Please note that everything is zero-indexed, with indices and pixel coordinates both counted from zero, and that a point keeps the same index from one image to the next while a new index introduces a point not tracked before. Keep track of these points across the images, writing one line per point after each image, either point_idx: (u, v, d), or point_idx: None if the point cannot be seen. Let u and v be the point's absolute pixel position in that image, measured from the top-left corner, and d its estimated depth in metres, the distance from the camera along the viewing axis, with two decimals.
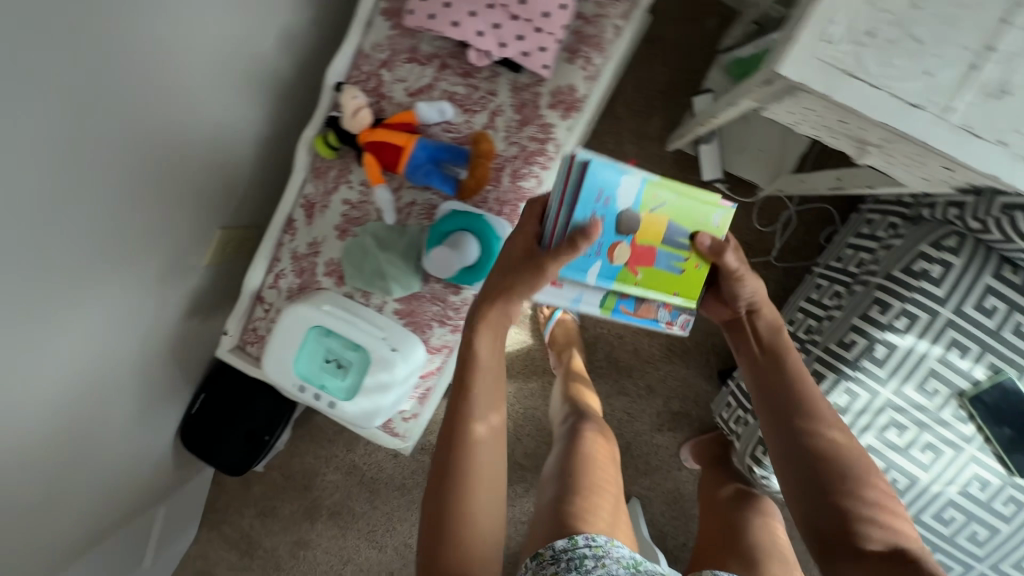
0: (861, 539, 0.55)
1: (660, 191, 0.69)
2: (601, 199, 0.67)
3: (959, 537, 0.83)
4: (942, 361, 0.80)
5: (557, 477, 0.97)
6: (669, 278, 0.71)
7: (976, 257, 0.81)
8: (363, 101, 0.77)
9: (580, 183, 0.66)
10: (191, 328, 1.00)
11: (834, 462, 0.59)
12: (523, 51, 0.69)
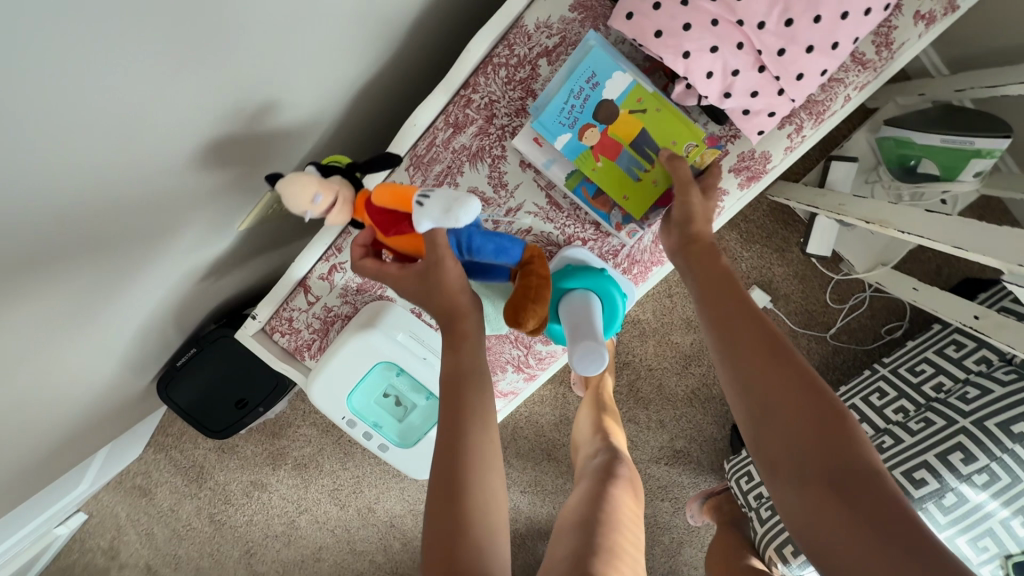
0: (819, 468, 0.42)
1: (647, 100, 0.57)
2: (583, 86, 0.57)
3: None
4: (1006, 525, 0.79)
5: (580, 526, 0.75)
6: (620, 182, 0.60)
7: None
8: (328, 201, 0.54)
9: (576, 65, 0.57)
10: (202, 285, 0.82)
11: (772, 372, 0.47)
12: (746, 110, 0.54)
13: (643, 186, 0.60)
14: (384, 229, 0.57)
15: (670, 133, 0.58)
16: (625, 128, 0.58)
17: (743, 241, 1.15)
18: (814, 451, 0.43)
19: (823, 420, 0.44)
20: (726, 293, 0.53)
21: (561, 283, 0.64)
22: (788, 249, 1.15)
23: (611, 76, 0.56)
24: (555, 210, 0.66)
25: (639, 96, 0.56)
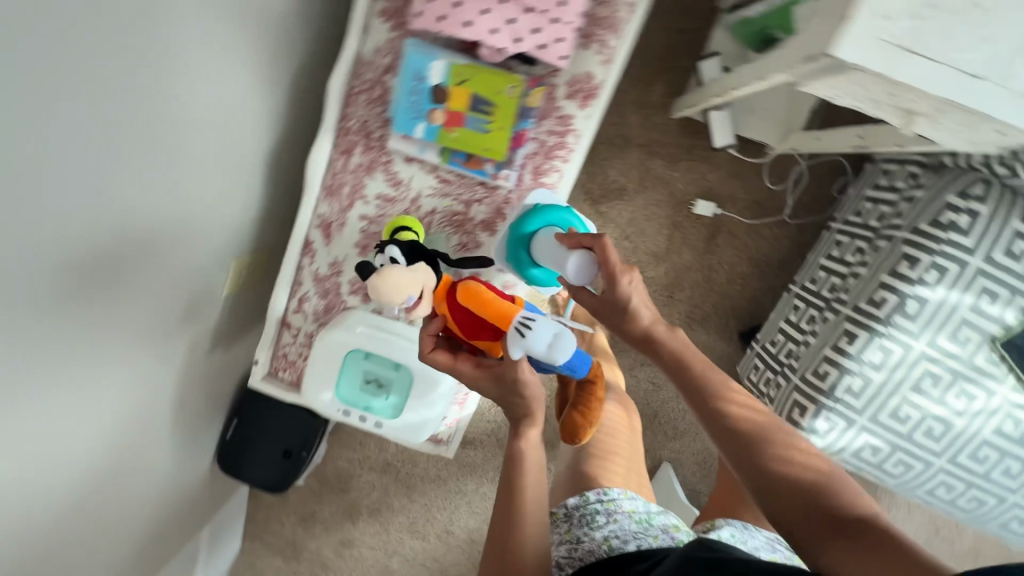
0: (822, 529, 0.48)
1: (463, 71, 0.68)
2: (415, 85, 0.69)
3: (994, 475, 0.87)
4: (974, 310, 0.81)
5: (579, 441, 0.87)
6: (477, 141, 0.71)
7: (1001, 206, 0.81)
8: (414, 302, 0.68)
9: (402, 71, 0.69)
10: (219, 359, 0.98)
11: (769, 470, 0.53)
12: (539, 45, 0.66)
13: (496, 136, 0.71)
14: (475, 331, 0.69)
15: (493, 86, 0.69)
16: (459, 100, 0.69)
17: (668, 163, 1.24)
18: (822, 510, 0.50)
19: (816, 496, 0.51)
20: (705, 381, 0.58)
21: (523, 229, 0.74)
22: (711, 155, 1.23)
23: (430, 66, 0.68)
24: (447, 185, 0.79)
25: (456, 70, 0.68)
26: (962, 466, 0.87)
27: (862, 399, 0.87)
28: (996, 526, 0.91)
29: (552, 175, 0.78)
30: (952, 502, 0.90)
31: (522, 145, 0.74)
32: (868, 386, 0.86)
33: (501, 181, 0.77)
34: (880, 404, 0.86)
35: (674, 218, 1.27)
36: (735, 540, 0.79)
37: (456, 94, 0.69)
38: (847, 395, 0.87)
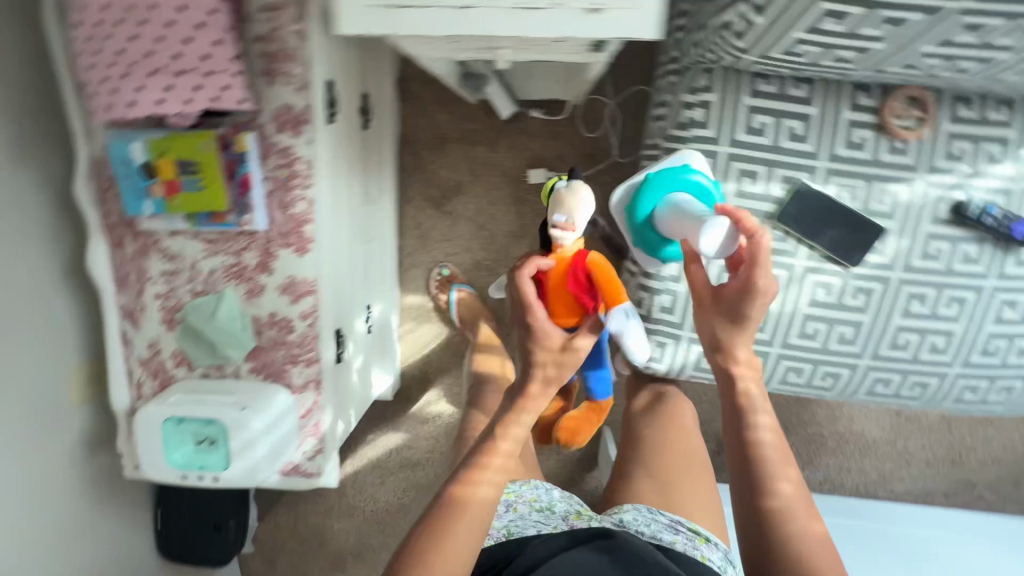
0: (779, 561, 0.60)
1: (158, 144, 0.75)
2: (127, 170, 0.76)
3: (832, 345, 0.85)
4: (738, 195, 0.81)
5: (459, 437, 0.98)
6: (200, 199, 0.77)
7: (728, 85, 0.79)
8: (563, 224, 0.71)
9: (113, 162, 0.76)
10: (109, 461, 1.05)
11: (764, 500, 0.64)
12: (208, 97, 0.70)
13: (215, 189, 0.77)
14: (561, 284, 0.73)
15: (188, 148, 0.75)
16: (166, 170, 0.75)
17: (489, 147, 1.27)
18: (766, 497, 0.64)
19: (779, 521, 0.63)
20: (745, 422, 0.69)
21: (663, 175, 0.76)
22: (525, 126, 1.24)
23: (130, 150, 0.75)
24: (213, 244, 0.84)
25: (152, 145, 0.74)
26: (799, 347, 0.85)
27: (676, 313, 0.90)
28: (867, 394, 0.88)
29: (299, 204, 0.83)
30: (809, 384, 0.88)
31: (252, 188, 0.79)
32: None
33: (251, 226, 0.82)
34: None
35: (516, 195, 1.30)
36: (631, 523, 0.85)
37: (162, 165, 0.75)
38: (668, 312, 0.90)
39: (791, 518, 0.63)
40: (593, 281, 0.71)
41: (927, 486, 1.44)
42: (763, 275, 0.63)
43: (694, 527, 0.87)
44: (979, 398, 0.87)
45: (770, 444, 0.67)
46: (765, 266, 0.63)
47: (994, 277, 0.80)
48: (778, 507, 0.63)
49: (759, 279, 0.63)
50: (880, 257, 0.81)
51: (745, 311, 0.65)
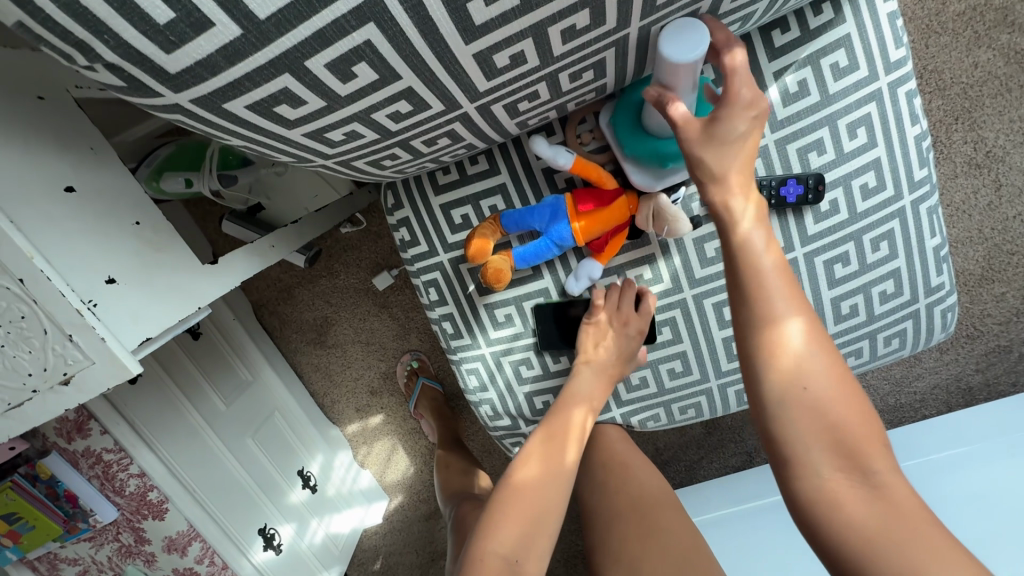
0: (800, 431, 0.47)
1: None
2: None
3: (667, 383, 0.75)
4: (485, 294, 0.73)
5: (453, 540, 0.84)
6: (37, 531, 0.83)
7: (412, 193, 0.71)
8: (660, 224, 0.61)
9: None
10: None
11: (773, 376, 0.49)
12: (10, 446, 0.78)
13: (40, 520, 0.83)
14: (581, 218, 0.62)
15: None
16: None
17: (329, 275, 1.24)
18: (816, 393, 0.48)
19: (801, 390, 0.48)
20: (762, 271, 0.50)
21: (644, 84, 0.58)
22: (346, 242, 1.20)
23: None
24: (93, 540, 0.91)
25: None
26: (635, 399, 0.77)
27: (504, 416, 0.81)
28: (739, 405, 0.77)
29: (131, 482, 0.87)
30: (673, 422, 0.78)
31: (80, 495, 0.85)
32: (495, 406, 0.80)
33: (99, 521, 0.88)
34: (516, 411, 0.80)
35: (378, 302, 1.26)
36: None
37: None
38: (498, 418, 0.81)
39: (803, 381, 0.48)
40: (604, 233, 0.64)
41: (954, 370, 1.24)
42: (747, 86, 0.49)
43: None
44: (869, 358, 0.73)
45: (777, 286, 0.50)
46: (745, 78, 0.49)
47: (800, 245, 0.66)
48: (796, 365, 0.49)
49: (742, 91, 0.49)
50: (660, 285, 0.69)
51: (736, 126, 0.49)
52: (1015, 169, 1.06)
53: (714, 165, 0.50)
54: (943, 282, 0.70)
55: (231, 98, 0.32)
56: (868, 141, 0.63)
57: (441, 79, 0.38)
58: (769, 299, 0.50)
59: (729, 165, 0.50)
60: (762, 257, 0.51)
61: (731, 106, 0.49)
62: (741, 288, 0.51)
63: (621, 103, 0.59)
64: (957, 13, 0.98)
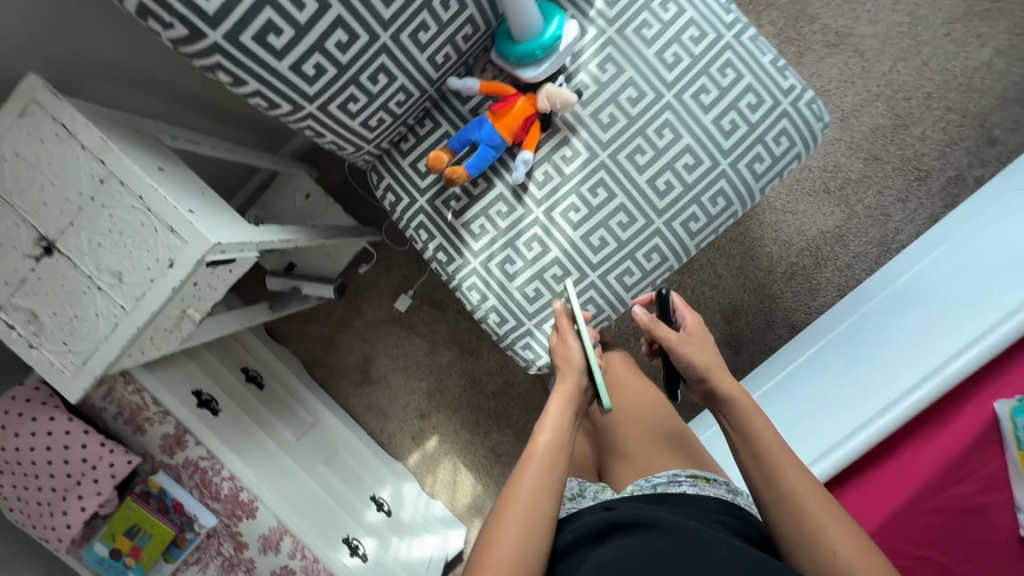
0: (751, 468, 0.67)
1: (108, 533, 0.94)
2: (102, 561, 0.95)
3: (622, 235, 0.91)
4: (459, 217, 0.93)
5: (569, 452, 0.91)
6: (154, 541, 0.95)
7: (388, 164, 0.96)
8: (554, 102, 0.84)
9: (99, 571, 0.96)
10: None
11: (796, 527, 0.63)
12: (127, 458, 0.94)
13: (155, 527, 0.95)
14: (499, 118, 0.85)
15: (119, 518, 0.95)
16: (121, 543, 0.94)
17: (360, 315, 1.46)
18: (829, 535, 0.61)
19: (833, 554, 0.60)
20: (777, 470, 0.65)
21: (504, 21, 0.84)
22: (367, 282, 1.44)
23: (97, 550, 0.94)
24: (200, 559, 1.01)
25: (105, 537, 0.94)
26: (605, 259, 0.91)
27: (509, 318, 0.95)
28: (691, 236, 0.91)
29: (225, 485, 1.01)
30: (645, 272, 0.92)
31: (184, 504, 0.98)
32: (500, 311, 0.95)
33: (201, 529, 0.99)
34: (517, 309, 0.94)
35: (404, 325, 1.45)
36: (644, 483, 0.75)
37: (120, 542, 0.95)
38: (505, 321, 0.95)
39: (834, 550, 0.60)
40: (520, 125, 0.86)
41: (926, 213, 1.33)
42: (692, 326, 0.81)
43: (693, 473, 0.76)
44: (771, 160, 0.89)
45: (792, 478, 0.64)
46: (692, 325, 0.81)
47: (667, 91, 0.87)
48: (818, 529, 0.62)
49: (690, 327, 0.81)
50: (581, 157, 0.89)
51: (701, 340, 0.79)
52: (865, 37, 1.30)
53: (700, 365, 0.76)
54: (793, 83, 0.89)
55: (242, 29, 0.61)
56: (679, 9, 0.88)
57: (356, 7, 0.67)
58: (789, 485, 0.64)
59: (712, 366, 0.76)
60: (777, 462, 0.66)
61: (697, 337, 0.79)
62: (761, 477, 0.66)
63: (496, 37, 0.84)
64: None
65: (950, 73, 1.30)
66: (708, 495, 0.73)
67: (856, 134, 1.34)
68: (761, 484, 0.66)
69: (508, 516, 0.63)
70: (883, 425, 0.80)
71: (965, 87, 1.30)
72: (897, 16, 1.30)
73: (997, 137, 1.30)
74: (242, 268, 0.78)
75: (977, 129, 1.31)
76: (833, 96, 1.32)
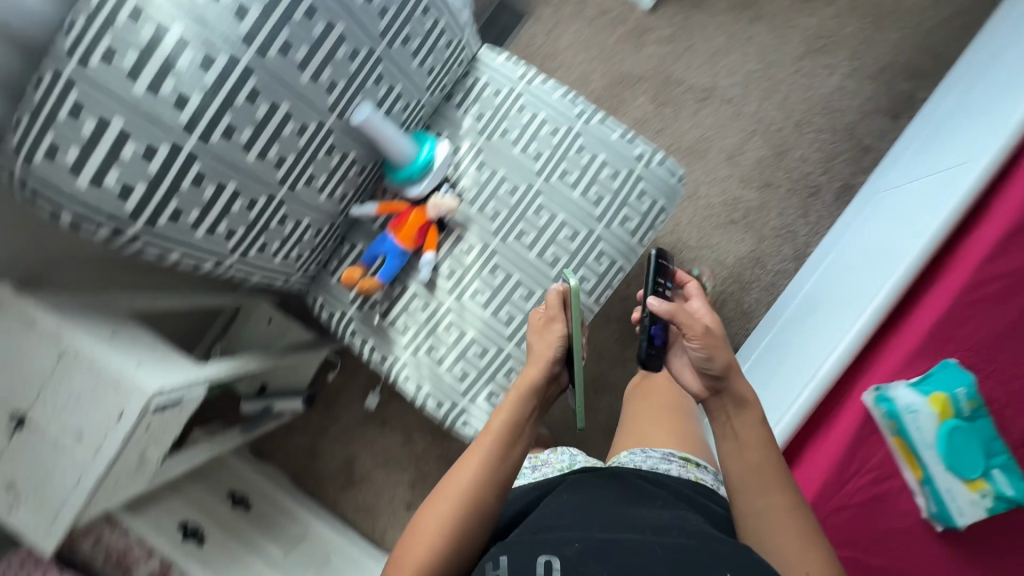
0: (748, 472, 0.74)
1: None
2: None
3: (526, 306, 1.02)
4: (385, 318, 1.06)
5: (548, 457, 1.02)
6: None
7: (319, 285, 1.10)
8: (440, 208, 0.99)
9: None
10: None
11: (789, 527, 0.70)
12: None
13: None
14: (398, 231, 0.99)
15: None
16: None
17: (336, 419, 1.54)
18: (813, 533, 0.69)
19: (813, 560, 0.67)
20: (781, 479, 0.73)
21: None
22: (337, 386, 1.55)
23: None
24: None
25: None
26: (516, 329, 1.02)
27: (445, 399, 1.04)
28: (587, 294, 1.02)
29: None
30: None
31: None
32: (436, 395, 1.04)
33: None
34: (450, 390, 1.03)
35: (378, 421, 1.54)
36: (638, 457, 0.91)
37: None
38: (441, 403, 1.03)
39: (819, 552, 0.68)
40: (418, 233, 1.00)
41: (828, 223, 1.44)
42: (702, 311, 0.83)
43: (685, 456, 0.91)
44: (639, 217, 1.02)
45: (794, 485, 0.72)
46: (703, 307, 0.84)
47: (536, 179, 1.03)
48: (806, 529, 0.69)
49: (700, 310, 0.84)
50: (476, 247, 1.03)
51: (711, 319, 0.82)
52: (728, 87, 1.49)
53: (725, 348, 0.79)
54: (642, 150, 1.04)
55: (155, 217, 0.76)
56: (533, 113, 1.05)
57: (249, 178, 0.82)
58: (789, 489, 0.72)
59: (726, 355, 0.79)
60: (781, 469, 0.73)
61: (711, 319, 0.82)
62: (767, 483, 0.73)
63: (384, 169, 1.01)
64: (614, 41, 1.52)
65: (811, 101, 1.47)
66: (691, 476, 0.87)
67: (745, 167, 1.49)
68: (755, 493, 0.73)
69: (435, 500, 0.77)
70: (818, 385, 0.84)
71: (827, 110, 1.46)
72: (750, 65, 1.49)
73: (870, 145, 1.44)
74: (193, 405, 0.89)
75: (850, 142, 1.45)
76: (714, 141, 1.48)
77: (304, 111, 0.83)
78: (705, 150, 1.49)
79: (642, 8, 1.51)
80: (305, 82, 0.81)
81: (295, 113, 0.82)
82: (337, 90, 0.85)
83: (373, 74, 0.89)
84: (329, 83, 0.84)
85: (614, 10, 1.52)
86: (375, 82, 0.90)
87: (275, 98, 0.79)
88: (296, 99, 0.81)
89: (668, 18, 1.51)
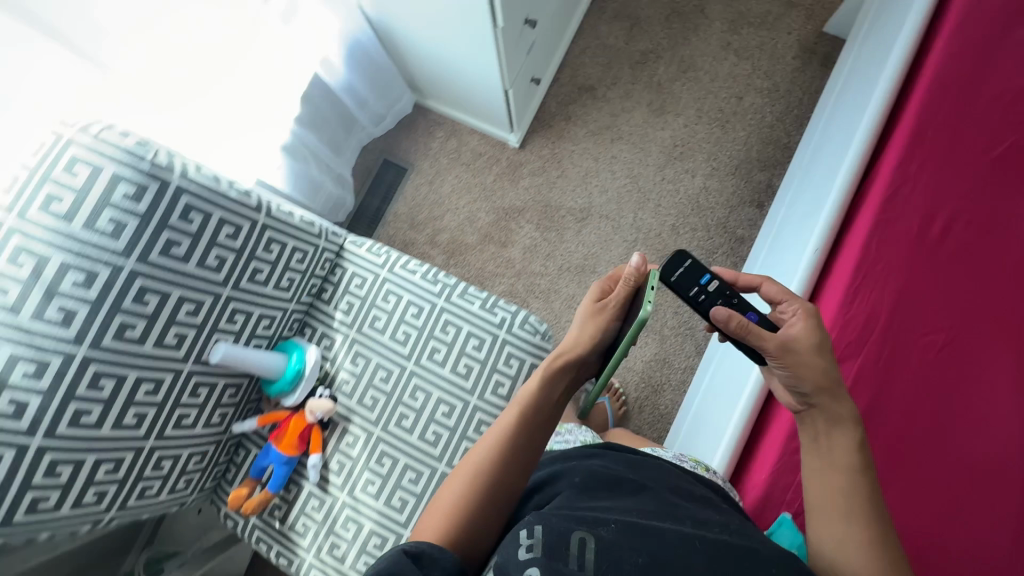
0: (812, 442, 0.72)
1: None
2: None
3: (417, 488, 1.04)
4: (284, 523, 1.06)
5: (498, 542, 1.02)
6: None
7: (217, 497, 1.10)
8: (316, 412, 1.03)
9: None
10: None
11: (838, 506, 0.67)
12: None
13: None
14: (280, 441, 1.03)
15: None
16: None
17: None
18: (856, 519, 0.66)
19: (866, 529, 0.65)
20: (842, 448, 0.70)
21: None
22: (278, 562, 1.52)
23: None
24: None
25: None
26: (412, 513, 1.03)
27: None
28: None
29: None
30: None
31: None
32: None
33: None
34: None
35: None
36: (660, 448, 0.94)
37: None
38: None
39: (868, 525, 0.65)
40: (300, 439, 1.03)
41: None
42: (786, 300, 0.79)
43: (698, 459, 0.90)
44: (511, 381, 1.06)
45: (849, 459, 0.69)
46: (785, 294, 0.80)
47: (406, 363, 1.08)
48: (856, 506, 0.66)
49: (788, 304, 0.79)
50: (361, 438, 1.06)
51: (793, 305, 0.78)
52: (603, 204, 1.59)
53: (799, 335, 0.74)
54: (503, 315, 1.09)
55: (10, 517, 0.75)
56: (397, 297, 1.11)
57: (111, 443, 0.85)
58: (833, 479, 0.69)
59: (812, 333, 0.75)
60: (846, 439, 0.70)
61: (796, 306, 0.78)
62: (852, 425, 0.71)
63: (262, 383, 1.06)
64: (493, 179, 1.63)
65: (681, 204, 1.57)
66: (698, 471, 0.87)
67: None
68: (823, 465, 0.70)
69: (461, 472, 0.79)
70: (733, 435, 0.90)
71: (698, 209, 1.56)
72: (620, 180, 1.60)
73: (742, 236, 1.53)
74: None
75: (724, 235, 1.54)
76: (601, 255, 1.56)
77: (156, 369, 0.87)
78: (595, 265, 1.56)
79: (512, 145, 1.64)
80: (151, 347, 0.85)
81: (147, 375, 0.86)
82: (188, 341, 0.90)
83: (224, 314, 0.94)
84: (177, 337, 0.88)
85: (488, 152, 1.64)
86: (228, 318, 0.95)
87: (122, 370, 0.83)
88: (146, 364, 0.86)
89: (538, 150, 1.63)
